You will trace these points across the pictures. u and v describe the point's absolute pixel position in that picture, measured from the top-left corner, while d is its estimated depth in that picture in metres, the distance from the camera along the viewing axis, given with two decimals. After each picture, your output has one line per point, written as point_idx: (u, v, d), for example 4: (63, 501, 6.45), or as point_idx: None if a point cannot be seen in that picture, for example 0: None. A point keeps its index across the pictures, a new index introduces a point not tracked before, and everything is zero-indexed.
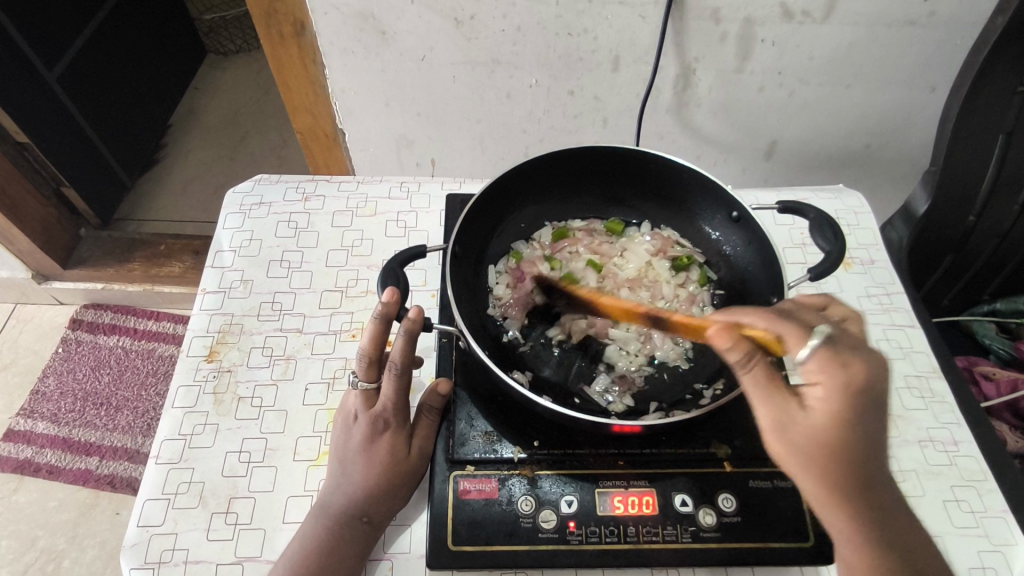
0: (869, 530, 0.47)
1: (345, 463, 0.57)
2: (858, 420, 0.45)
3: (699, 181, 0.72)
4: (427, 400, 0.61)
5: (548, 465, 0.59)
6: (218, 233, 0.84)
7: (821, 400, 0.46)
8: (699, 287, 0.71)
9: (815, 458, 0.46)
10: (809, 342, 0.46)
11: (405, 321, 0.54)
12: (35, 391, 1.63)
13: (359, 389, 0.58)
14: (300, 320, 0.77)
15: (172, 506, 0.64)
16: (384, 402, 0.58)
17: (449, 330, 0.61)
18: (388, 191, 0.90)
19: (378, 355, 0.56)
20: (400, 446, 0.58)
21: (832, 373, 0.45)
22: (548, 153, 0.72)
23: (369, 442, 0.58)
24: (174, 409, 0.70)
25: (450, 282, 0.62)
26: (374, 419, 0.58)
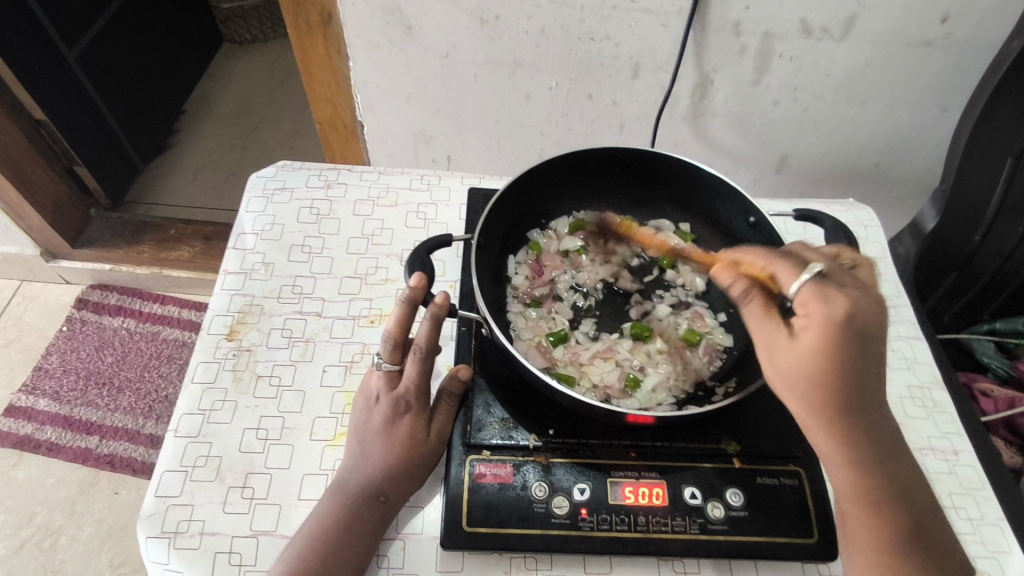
0: (861, 457, 0.50)
1: (364, 442, 0.59)
2: (844, 351, 0.47)
3: (718, 187, 0.72)
4: (447, 386, 0.62)
5: (563, 453, 0.60)
6: (240, 216, 0.86)
7: (806, 330, 0.48)
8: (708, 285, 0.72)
9: (801, 385, 0.49)
10: (801, 275, 0.48)
11: (431, 306, 0.56)
12: (38, 369, 1.63)
13: (383, 369, 0.60)
14: (319, 305, 0.78)
15: (190, 478, 0.65)
16: (406, 384, 0.59)
17: (472, 317, 0.62)
18: (409, 182, 0.92)
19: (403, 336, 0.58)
20: (419, 426, 0.60)
21: (815, 307, 0.47)
22: (572, 152, 0.72)
23: (391, 422, 0.59)
24: (194, 384, 0.71)
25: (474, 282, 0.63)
26: (395, 400, 0.59)
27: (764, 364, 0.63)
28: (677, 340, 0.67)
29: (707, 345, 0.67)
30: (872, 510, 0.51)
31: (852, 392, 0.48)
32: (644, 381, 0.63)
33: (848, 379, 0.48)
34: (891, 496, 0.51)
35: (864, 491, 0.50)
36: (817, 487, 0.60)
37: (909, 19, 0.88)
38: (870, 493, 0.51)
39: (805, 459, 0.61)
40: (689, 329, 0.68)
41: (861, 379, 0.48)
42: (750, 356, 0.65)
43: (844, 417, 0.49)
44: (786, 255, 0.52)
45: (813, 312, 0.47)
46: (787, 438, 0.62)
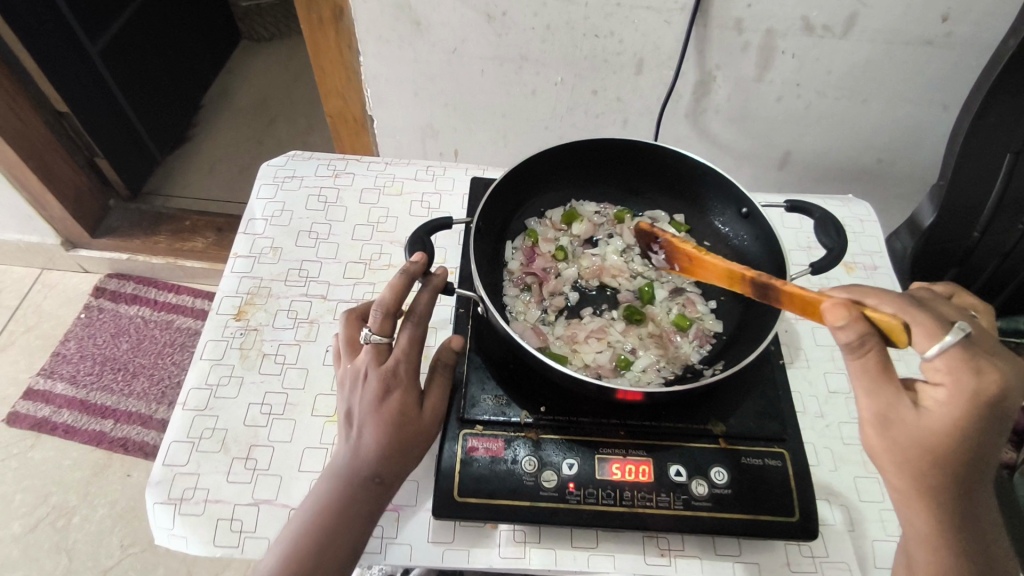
0: (953, 529, 0.51)
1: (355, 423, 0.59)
2: (977, 427, 0.47)
3: (713, 179, 0.73)
4: (441, 356, 0.64)
5: (553, 430, 0.62)
6: (251, 202, 0.89)
7: (943, 401, 0.48)
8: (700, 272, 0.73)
9: (912, 450, 0.49)
10: (944, 338, 0.48)
11: (432, 278, 0.62)
12: (57, 354, 1.69)
13: (372, 343, 0.61)
14: (324, 288, 0.81)
15: (196, 449, 0.68)
16: (396, 358, 0.60)
17: (468, 295, 0.64)
18: (414, 173, 0.94)
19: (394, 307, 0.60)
20: (410, 403, 0.60)
21: (961, 378, 0.47)
22: (571, 142, 0.74)
23: (380, 400, 0.59)
24: (203, 360, 0.74)
25: (473, 263, 0.65)
26: (384, 375, 0.59)
27: (749, 348, 0.64)
28: (667, 325, 0.69)
29: (697, 329, 0.68)
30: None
31: (968, 465, 0.49)
32: (634, 364, 0.65)
33: (966, 453, 0.48)
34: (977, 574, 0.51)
35: (953, 556, 0.51)
36: (801, 469, 0.61)
37: (910, 17, 0.90)
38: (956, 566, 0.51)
39: (790, 442, 0.63)
40: (679, 314, 0.70)
41: (980, 454, 0.49)
42: (739, 341, 0.66)
43: (949, 485, 0.50)
44: (919, 305, 0.50)
45: (951, 378, 0.47)
46: (773, 420, 0.64)
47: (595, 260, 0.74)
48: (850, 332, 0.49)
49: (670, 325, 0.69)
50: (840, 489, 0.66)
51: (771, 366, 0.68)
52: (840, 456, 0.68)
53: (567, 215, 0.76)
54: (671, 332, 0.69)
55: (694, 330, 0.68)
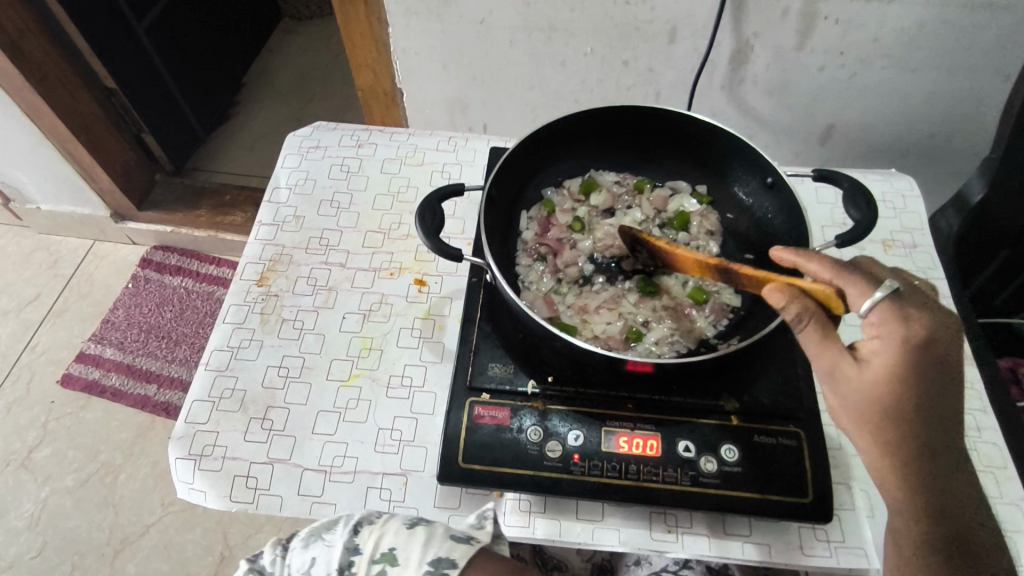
0: (921, 493, 0.48)
1: None
2: (916, 375, 0.47)
3: (737, 148, 0.70)
4: None
5: (560, 401, 0.62)
6: (277, 171, 0.90)
7: (880, 352, 0.48)
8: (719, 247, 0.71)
9: (863, 407, 0.49)
10: (874, 293, 0.48)
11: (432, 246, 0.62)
12: (107, 320, 1.77)
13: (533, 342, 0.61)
14: (343, 256, 0.82)
15: (217, 408, 0.70)
16: None
17: (478, 264, 0.64)
18: (437, 143, 0.94)
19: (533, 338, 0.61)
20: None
21: (891, 327, 0.48)
22: (590, 110, 0.72)
23: None
24: (225, 323, 0.76)
25: (484, 230, 0.64)
26: None
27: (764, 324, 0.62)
28: (682, 298, 0.67)
29: (714, 303, 0.66)
30: (927, 551, 0.48)
31: (922, 419, 0.48)
32: (646, 337, 0.64)
33: (915, 405, 0.48)
34: (954, 544, 0.48)
35: (930, 527, 0.48)
36: (817, 449, 0.59)
37: None
38: (931, 536, 0.48)
39: (807, 423, 0.60)
40: (697, 287, 0.67)
41: (930, 406, 0.48)
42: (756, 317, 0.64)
43: (908, 445, 0.48)
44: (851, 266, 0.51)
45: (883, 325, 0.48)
46: (789, 398, 0.62)
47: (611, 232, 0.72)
48: (793, 305, 0.50)
49: (685, 298, 0.67)
50: (861, 473, 0.64)
51: (792, 344, 0.66)
52: None
53: (584, 184, 0.74)
54: (686, 305, 0.67)
55: (710, 305, 0.66)
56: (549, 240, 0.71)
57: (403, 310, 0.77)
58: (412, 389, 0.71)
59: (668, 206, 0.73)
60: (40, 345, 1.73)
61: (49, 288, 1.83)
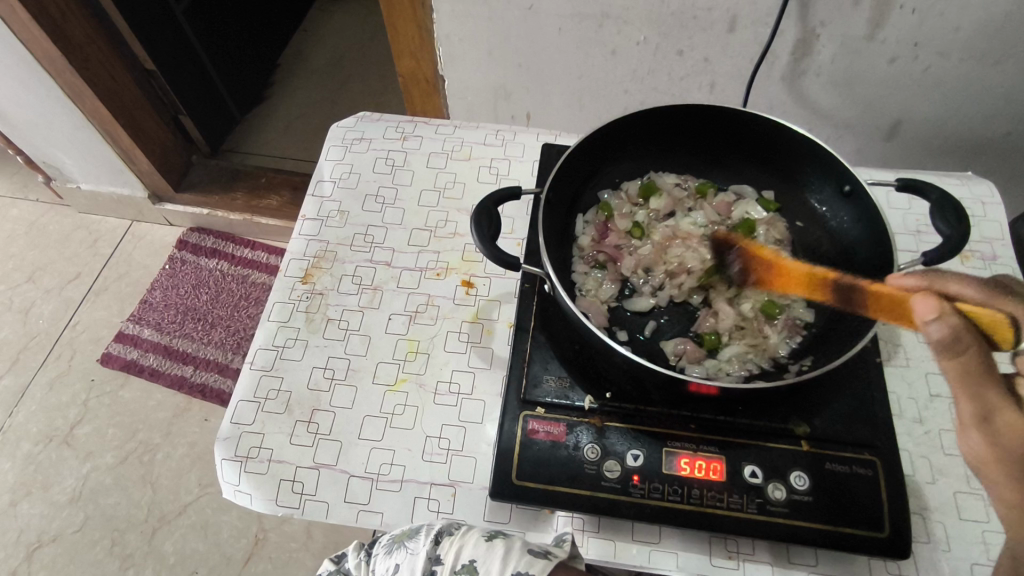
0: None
1: None
2: None
3: (813, 152, 0.66)
4: None
5: (619, 418, 0.59)
6: (320, 164, 0.88)
7: None
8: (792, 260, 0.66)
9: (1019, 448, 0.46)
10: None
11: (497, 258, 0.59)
12: (144, 301, 1.79)
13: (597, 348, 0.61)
14: (389, 254, 0.80)
15: (261, 409, 0.69)
16: None
17: (535, 273, 0.60)
18: (483, 137, 0.90)
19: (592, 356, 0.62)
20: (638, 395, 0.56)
21: None
22: (653, 108, 0.68)
23: None
24: (270, 322, 0.75)
25: (542, 236, 0.61)
26: None
27: (844, 346, 0.58)
28: (752, 310, 0.63)
29: (787, 317, 0.63)
30: None
31: None
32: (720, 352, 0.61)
33: None
34: None
35: None
36: (894, 480, 0.56)
37: None
38: None
39: (883, 451, 0.57)
40: (767, 299, 0.63)
41: None
42: (831, 336, 0.60)
43: None
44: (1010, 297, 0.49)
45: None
46: (864, 424, 0.58)
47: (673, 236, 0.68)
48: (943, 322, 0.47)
49: (755, 311, 0.63)
50: (937, 505, 0.60)
51: (867, 365, 0.62)
52: (936, 467, 0.62)
53: (642, 187, 0.70)
54: (758, 319, 0.62)
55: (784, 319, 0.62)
56: (609, 245, 0.67)
57: (451, 313, 0.75)
58: (460, 396, 0.69)
59: (733, 213, 0.69)
60: (80, 324, 1.76)
61: (88, 267, 1.85)
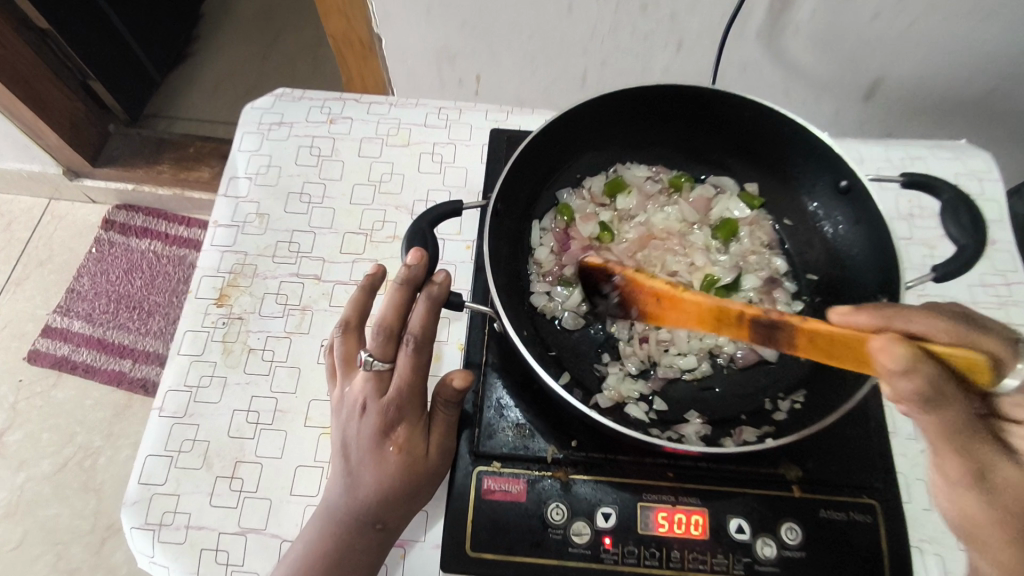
0: None
1: (354, 459, 0.49)
2: None
3: (802, 140, 0.56)
4: (440, 392, 0.50)
5: (586, 470, 0.51)
6: (233, 155, 0.74)
7: None
8: (779, 272, 0.57)
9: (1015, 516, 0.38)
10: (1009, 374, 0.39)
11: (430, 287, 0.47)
12: (71, 290, 1.63)
13: (372, 370, 0.48)
14: (319, 266, 0.68)
15: (175, 464, 0.59)
16: (393, 391, 0.48)
17: (482, 312, 0.50)
18: (424, 117, 0.77)
19: (396, 322, 0.46)
20: (419, 440, 0.49)
21: None
22: (616, 93, 0.57)
23: (380, 438, 0.48)
24: (181, 356, 0.64)
25: (489, 258, 0.51)
26: (383, 410, 0.48)
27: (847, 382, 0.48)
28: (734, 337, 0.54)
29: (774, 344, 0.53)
30: None
31: None
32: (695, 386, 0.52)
33: None
34: None
35: None
36: (894, 526, 0.49)
37: None
38: None
39: (883, 492, 0.50)
40: None
41: None
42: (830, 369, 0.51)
43: None
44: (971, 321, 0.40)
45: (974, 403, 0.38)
46: (862, 463, 0.51)
47: (645, 243, 0.58)
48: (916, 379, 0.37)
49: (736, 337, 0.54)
50: None
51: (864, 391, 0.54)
52: None
53: (609, 184, 0.60)
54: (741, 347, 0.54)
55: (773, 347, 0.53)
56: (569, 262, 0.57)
57: None
58: None
59: (711, 211, 0.59)
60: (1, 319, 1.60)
61: (4, 254, 1.67)
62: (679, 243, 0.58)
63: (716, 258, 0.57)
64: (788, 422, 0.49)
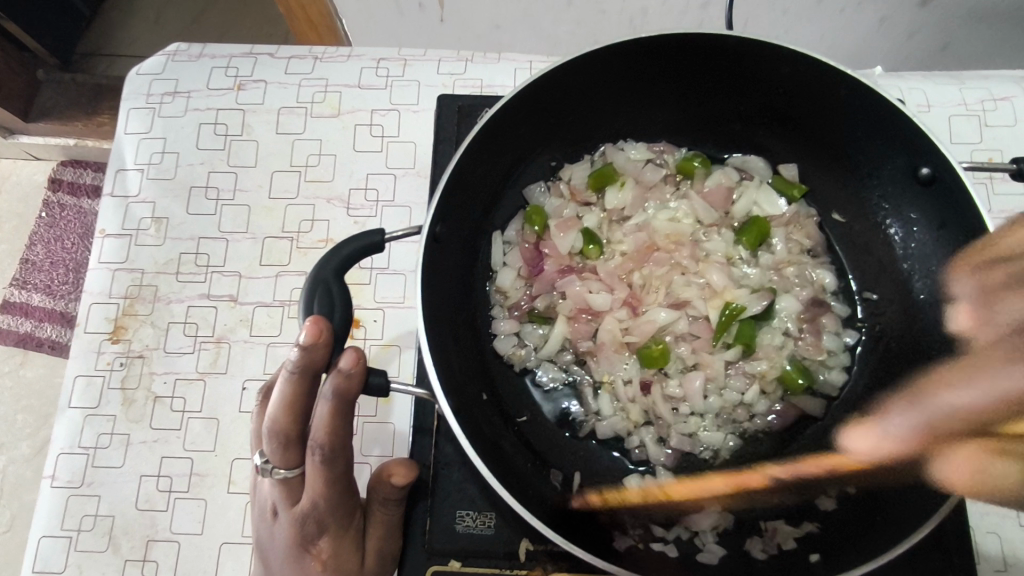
0: None
1: (271, 570, 0.38)
2: None
3: (871, 110, 0.42)
4: (379, 491, 0.38)
5: (570, 567, 0.40)
6: (119, 141, 0.59)
7: None
8: (823, 291, 0.47)
9: None
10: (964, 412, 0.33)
11: (332, 375, 0.32)
12: (21, 259, 1.00)
13: (276, 478, 0.35)
14: (234, 283, 0.54)
15: (75, 547, 0.49)
16: (307, 502, 0.35)
17: (414, 395, 0.37)
18: (358, 74, 0.60)
19: (292, 424, 0.33)
20: (349, 553, 0.37)
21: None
22: (610, 50, 0.43)
23: (296, 554, 0.36)
24: (72, 409, 0.52)
25: (423, 326, 0.36)
26: (297, 523, 0.36)
27: (925, 484, 0.36)
28: (766, 383, 0.45)
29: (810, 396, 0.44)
30: None
31: None
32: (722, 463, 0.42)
33: None
34: None
35: None
36: None
37: None
38: None
39: None
40: (791, 366, 0.44)
41: None
42: None
43: None
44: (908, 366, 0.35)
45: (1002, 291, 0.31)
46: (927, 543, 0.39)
47: (637, 254, 0.47)
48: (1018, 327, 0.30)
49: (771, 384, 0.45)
50: None
51: None
52: (1008, 550, 0.44)
53: (592, 177, 0.48)
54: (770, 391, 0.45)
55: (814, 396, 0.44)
56: (542, 292, 0.46)
57: None
58: None
59: (733, 205, 0.48)
60: None
61: None
62: (691, 255, 0.47)
63: (732, 279, 0.46)
64: (834, 519, 0.39)
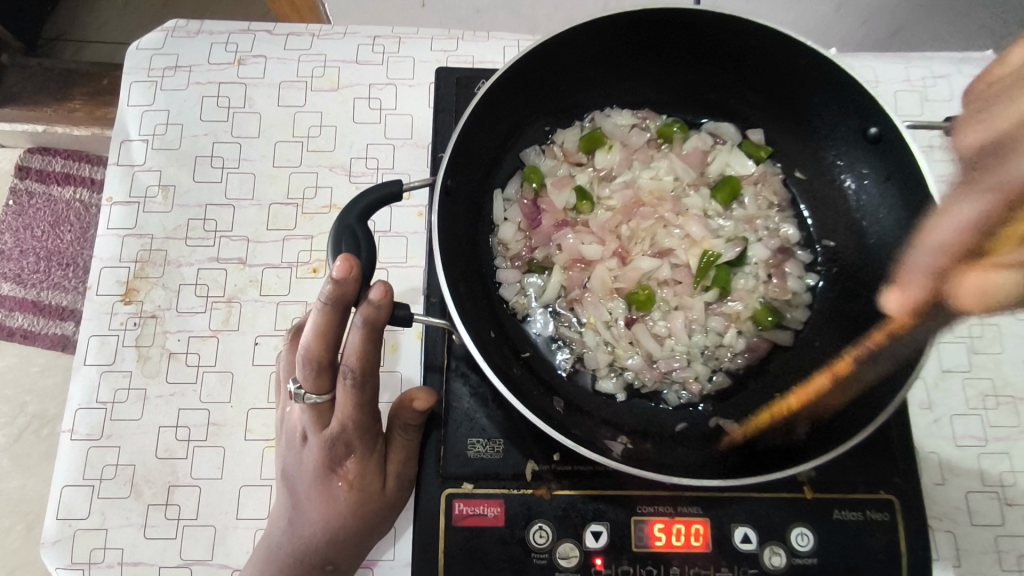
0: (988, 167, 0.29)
1: (296, 494, 0.42)
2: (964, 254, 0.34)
3: (826, 77, 0.48)
4: (399, 416, 0.42)
5: (572, 485, 0.45)
6: (122, 113, 0.61)
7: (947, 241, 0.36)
8: (790, 241, 0.52)
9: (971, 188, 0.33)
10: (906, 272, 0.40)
11: (362, 307, 0.36)
12: None
13: (308, 403, 0.40)
14: (242, 247, 0.57)
15: (98, 494, 0.51)
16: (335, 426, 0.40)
17: (438, 325, 0.42)
18: (355, 51, 0.64)
19: (326, 352, 0.37)
20: (373, 474, 0.42)
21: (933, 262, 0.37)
22: (597, 23, 0.47)
23: (324, 474, 0.41)
24: (88, 367, 0.54)
25: (440, 263, 0.41)
26: (325, 445, 0.40)
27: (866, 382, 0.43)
28: (739, 320, 0.50)
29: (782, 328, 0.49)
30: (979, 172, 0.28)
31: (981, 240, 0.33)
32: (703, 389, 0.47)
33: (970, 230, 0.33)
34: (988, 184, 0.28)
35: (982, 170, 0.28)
36: (912, 521, 0.44)
37: None
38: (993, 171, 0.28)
39: (902, 487, 0.45)
40: (761, 305, 0.50)
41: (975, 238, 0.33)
42: None
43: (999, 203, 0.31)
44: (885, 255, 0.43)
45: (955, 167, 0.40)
46: (879, 453, 0.46)
47: (624, 208, 0.52)
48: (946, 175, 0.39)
49: (743, 321, 0.50)
50: (948, 509, 0.50)
51: None
52: (947, 463, 0.51)
53: (585, 139, 0.52)
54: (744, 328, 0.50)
55: (784, 332, 0.49)
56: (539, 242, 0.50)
57: None
58: None
59: (708, 166, 0.54)
60: None
61: None
62: (673, 210, 0.52)
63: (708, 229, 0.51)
64: None
